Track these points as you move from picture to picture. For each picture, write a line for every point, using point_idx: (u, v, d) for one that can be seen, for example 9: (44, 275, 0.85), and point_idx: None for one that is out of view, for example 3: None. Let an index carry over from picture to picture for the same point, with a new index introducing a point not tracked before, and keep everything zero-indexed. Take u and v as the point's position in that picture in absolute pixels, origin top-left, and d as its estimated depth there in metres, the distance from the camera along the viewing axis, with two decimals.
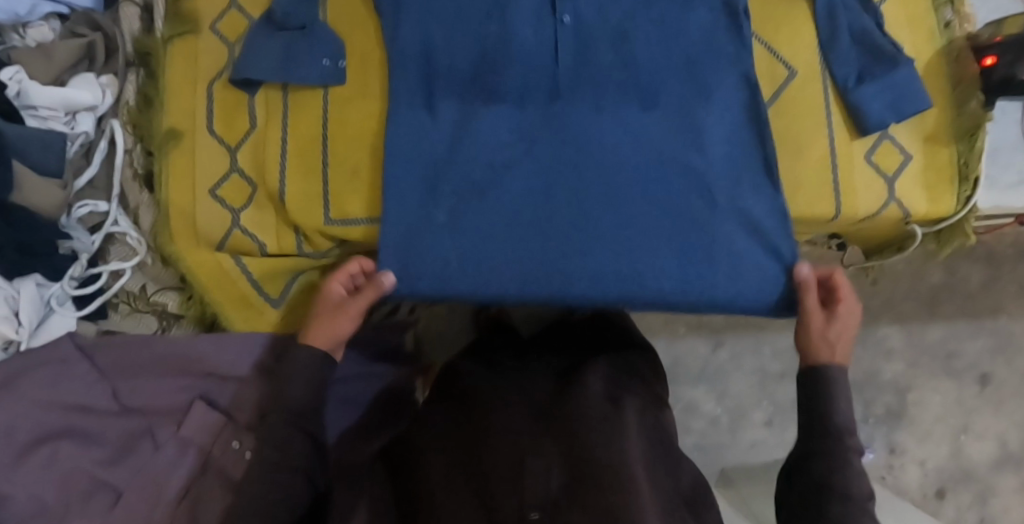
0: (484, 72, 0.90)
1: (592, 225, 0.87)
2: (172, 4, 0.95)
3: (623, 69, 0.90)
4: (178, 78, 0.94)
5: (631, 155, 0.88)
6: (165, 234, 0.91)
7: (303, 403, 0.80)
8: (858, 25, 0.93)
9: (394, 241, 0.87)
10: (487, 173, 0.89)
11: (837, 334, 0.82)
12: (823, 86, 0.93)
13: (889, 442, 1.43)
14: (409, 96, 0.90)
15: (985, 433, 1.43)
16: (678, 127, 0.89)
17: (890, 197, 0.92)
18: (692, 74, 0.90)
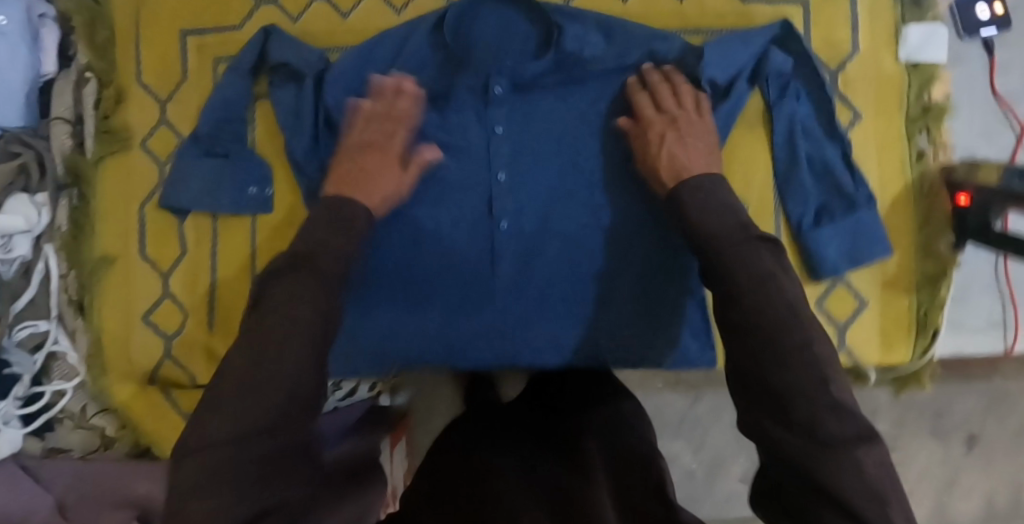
0: (415, 188, 0.89)
1: (505, 337, 0.89)
2: (101, 120, 0.93)
3: (553, 224, 0.89)
4: (109, 200, 0.92)
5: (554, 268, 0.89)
6: (100, 367, 0.91)
7: (307, 377, 0.55)
8: (819, 157, 0.86)
9: (344, 344, 0.90)
10: (413, 281, 0.90)
11: (681, 140, 0.78)
12: (776, 225, 0.87)
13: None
14: None
15: (972, 490, 1.07)
16: (600, 239, 0.89)
17: (841, 345, 0.87)
18: (622, 231, 0.89)
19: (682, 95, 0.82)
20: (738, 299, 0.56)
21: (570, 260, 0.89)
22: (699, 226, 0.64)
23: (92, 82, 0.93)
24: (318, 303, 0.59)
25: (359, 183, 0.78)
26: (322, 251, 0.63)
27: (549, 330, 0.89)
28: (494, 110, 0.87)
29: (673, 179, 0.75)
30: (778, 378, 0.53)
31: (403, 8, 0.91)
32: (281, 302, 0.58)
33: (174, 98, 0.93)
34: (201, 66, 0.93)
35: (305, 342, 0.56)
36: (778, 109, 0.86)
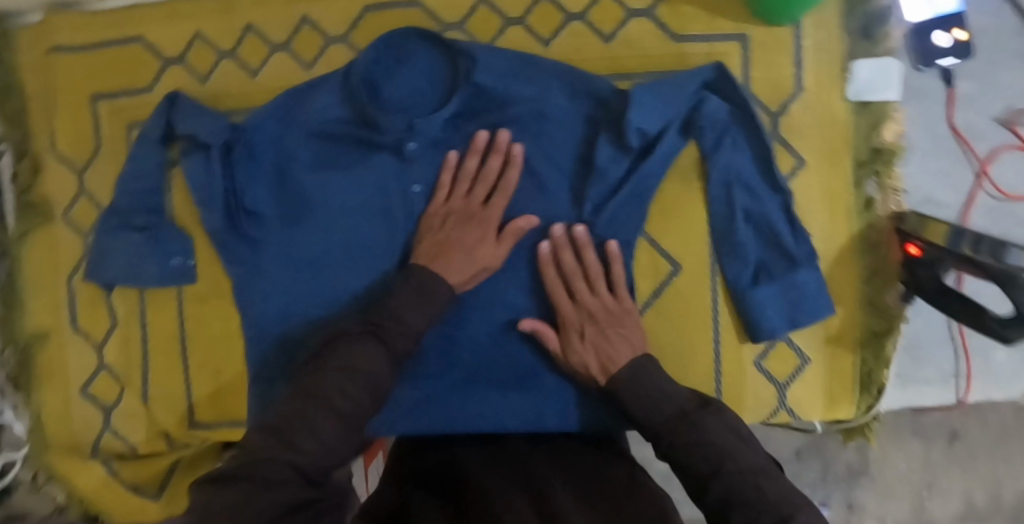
0: (335, 250, 0.84)
1: (438, 401, 0.83)
2: (22, 195, 0.91)
3: (476, 290, 0.83)
4: (38, 275, 0.91)
5: (492, 326, 0.83)
6: (43, 443, 0.92)
7: (363, 401, 0.60)
8: (757, 211, 0.81)
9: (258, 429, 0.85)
10: None
11: (603, 334, 0.74)
12: (713, 283, 0.82)
13: (845, 498, 0.97)
14: (264, 302, 0.85)
15: (949, 490, 0.96)
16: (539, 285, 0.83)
17: (781, 404, 0.83)
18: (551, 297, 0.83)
19: (592, 263, 0.78)
20: (664, 442, 0.60)
21: (508, 313, 0.83)
22: (635, 391, 0.66)
23: (7, 154, 0.91)
24: (380, 348, 0.64)
25: (452, 253, 0.77)
26: (387, 315, 0.69)
27: (484, 406, 0.83)
28: (414, 167, 0.83)
29: (604, 371, 0.72)
30: (703, 472, 0.56)
31: (313, 63, 0.85)
32: (351, 355, 0.62)
33: (91, 166, 0.90)
34: (115, 132, 0.90)
35: (369, 385, 0.61)
36: (713, 162, 0.81)
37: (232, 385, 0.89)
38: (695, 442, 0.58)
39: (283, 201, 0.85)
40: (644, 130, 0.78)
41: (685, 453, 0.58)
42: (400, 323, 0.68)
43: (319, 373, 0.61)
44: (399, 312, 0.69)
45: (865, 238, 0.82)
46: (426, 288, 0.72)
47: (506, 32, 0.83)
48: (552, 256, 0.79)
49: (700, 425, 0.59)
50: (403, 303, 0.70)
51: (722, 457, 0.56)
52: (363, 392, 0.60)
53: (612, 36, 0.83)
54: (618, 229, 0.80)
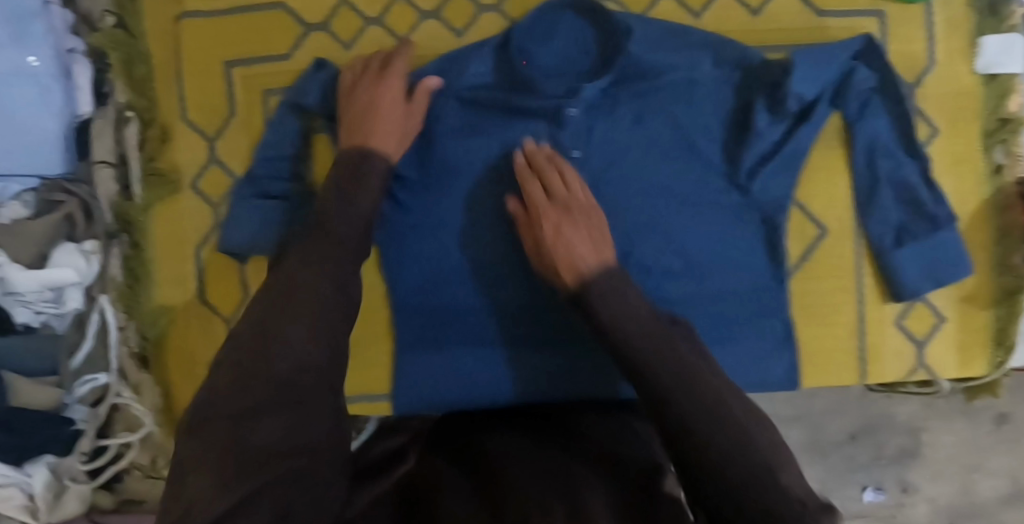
0: (493, 215, 0.84)
1: (597, 362, 0.84)
2: (148, 163, 0.88)
3: (632, 252, 0.84)
4: (164, 247, 0.88)
5: (652, 288, 0.85)
6: (168, 423, 0.88)
7: (288, 333, 0.59)
8: (899, 176, 0.84)
9: (406, 397, 0.86)
10: (501, 312, 0.85)
11: (570, 239, 0.74)
12: (856, 246, 0.86)
13: (898, 480, 1.06)
14: (419, 269, 0.85)
15: (998, 471, 1.05)
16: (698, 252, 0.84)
17: (919, 363, 0.87)
18: (704, 261, 0.84)
19: (571, 172, 0.79)
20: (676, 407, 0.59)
21: (664, 276, 0.85)
22: (645, 355, 0.63)
23: (133, 121, 0.88)
24: (325, 293, 0.62)
25: (375, 118, 0.77)
26: (294, 262, 0.64)
27: (563, 371, 0.85)
28: (572, 132, 0.83)
29: (572, 273, 0.73)
30: (696, 446, 0.57)
31: (466, 30, 0.85)
32: (305, 262, 0.64)
33: (223, 134, 0.88)
34: (249, 99, 0.87)
35: (319, 332, 0.60)
36: (859, 131, 0.84)
37: (370, 359, 0.87)
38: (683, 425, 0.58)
39: (433, 165, 0.84)
40: (801, 96, 0.81)
41: (679, 420, 0.58)
42: (324, 259, 0.65)
43: (280, 304, 0.60)
44: (315, 251, 0.65)
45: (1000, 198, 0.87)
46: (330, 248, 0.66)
47: (659, 5, 0.85)
48: (542, 154, 0.81)
49: (666, 399, 0.59)
50: (311, 255, 0.65)
51: (670, 391, 0.60)
52: (282, 304, 0.60)
53: (759, 10, 0.85)
54: (770, 194, 0.83)
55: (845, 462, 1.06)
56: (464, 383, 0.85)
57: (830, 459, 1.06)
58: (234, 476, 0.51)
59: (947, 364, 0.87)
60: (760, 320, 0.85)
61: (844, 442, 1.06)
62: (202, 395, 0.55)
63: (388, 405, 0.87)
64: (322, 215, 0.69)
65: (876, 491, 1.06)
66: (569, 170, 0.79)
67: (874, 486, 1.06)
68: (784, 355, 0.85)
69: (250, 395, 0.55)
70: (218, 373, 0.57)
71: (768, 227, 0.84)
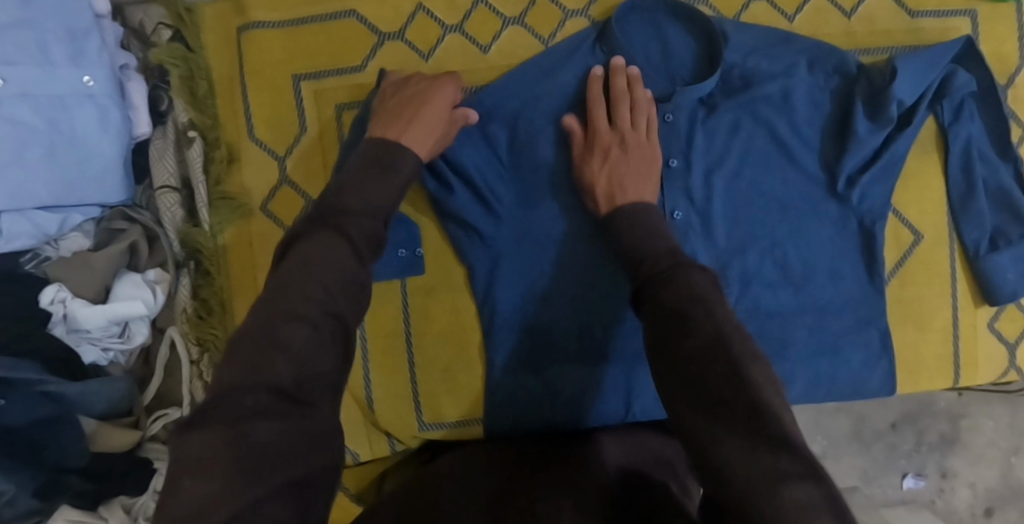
0: (589, 229, 0.81)
1: None
2: (214, 186, 0.82)
3: (732, 265, 0.82)
4: (236, 273, 0.83)
5: (752, 299, 0.83)
6: None
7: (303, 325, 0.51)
8: (994, 180, 0.84)
9: (502, 423, 0.82)
10: (600, 326, 0.81)
11: (625, 163, 0.74)
12: (951, 250, 0.85)
13: (937, 466, 1.06)
14: (514, 288, 0.81)
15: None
16: (795, 261, 0.82)
17: (1010, 365, 0.86)
18: (804, 270, 0.83)
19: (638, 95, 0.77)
20: (678, 345, 0.51)
21: (765, 285, 0.83)
22: (696, 287, 0.54)
23: (196, 141, 0.82)
24: (331, 302, 0.54)
25: (411, 123, 0.72)
26: (299, 258, 0.55)
27: (633, 386, 0.82)
28: (670, 141, 0.80)
29: (608, 199, 0.72)
30: (717, 392, 0.48)
31: (552, 36, 0.82)
32: (316, 252, 0.55)
33: (294, 152, 0.83)
34: (322, 114, 0.82)
35: (322, 346, 0.51)
36: (954, 133, 0.83)
37: (462, 384, 0.84)
38: (694, 371, 0.49)
39: (526, 179, 0.80)
40: (901, 100, 0.79)
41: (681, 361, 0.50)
42: (333, 261, 0.55)
43: (279, 293, 0.52)
44: (328, 245, 0.56)
45: None
46: (334, 243, 0.56)
47: (750, 8, 0.83)
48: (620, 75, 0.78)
49: (712, 329, 0.50)
50: (326, 252, 0.55)
51: (689, 304, 0.52)
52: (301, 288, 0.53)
53: (854, 11, 0.83)
54: (868, 203, 0.82)
55: (888, 451, 1.07)
56: (567, 404, 0.81)
57: (874, 447, 1.06)
58: (237, 487, 0.43)
59: None
60: (859, 328, 0.83)
61: (885, 431, 1.06)
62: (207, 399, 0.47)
63: (481, 430, 0.84)
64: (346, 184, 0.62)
65: (916, 477, 1.06)
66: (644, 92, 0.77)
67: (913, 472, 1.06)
68: (881, 362, 0.84)
69: (264, 374, 0.48)
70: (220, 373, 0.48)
71: (866, 234, 0.83)
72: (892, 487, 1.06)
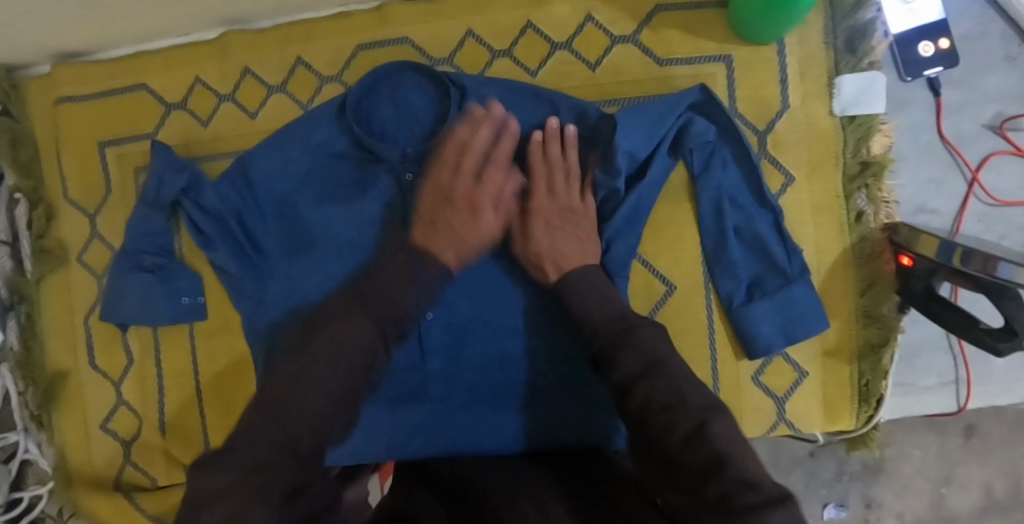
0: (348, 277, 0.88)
1: (438, 412, 0.88)
2: (37, 241, 0.94)
3: (478, 317, 0.87)
4: (55, 318, 0.95)
5: (492, 345, 0.87)
6: (66, 479, 0.95)
7: (348, 378, 0.68)
8: (747, 228, 0.82)
9: None
10: None
11: (462, 230, 0.80)
12: (708, 300, 0.84)
13: (861, 497, 0.94)
14: (281, 330, 0.89)
15: (969, 483, 0.93)
16: (533, 309, 0.87)
17: (779, 418, 0.84)
18: (546, 316, 0.87)
19: (485, 128, 0.82)
20: (639, 391, 0.61)
21: (510, 331, 0.87)
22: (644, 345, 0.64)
23: (21, 203, 0.94)
24: (351, 362, 0.69)
25: (445, 235, 0.79)
26: (326, 340, 0.68)
27: (387, 421, 0.88)
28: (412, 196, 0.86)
29: (555, 269, 0.78)
30: (662, 425, 0.59)
31: (310, 101, 0.89)
32: (343, 336, 0.69)
33: (102, 210, 0.94)
34: (123, 176, 0.93)
35: (332, 399, 0.66)
36: (703, 182, 0.82)
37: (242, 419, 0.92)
38: (665, 403, 0.60)
39: (289, 232, 0.89)
40: (632, 154, 0.80)
41: (659, 418, 0.59)
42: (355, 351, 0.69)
43: (299, 370, 0.66)
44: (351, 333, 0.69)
45: (863, 242, 0.82)
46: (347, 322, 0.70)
47: (494, 64, 0.86)
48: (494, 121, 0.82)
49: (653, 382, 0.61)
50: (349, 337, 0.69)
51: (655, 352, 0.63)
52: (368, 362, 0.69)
53: (598, 64, 0.85)
54: (614, 254, 0.82)
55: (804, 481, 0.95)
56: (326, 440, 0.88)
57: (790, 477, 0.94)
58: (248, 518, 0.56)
59: (808, 413, 0.84)
60: None
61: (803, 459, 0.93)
62: (236, 444, 0.61)
63: None
64: (373, 282, 0.74)
65: (837, 508, 0.94)
66: (496, 114, 0.81)
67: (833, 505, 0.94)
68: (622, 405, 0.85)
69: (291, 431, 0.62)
70: (248, 425, 0.62)
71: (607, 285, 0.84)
72: (811, 519, 0.94)
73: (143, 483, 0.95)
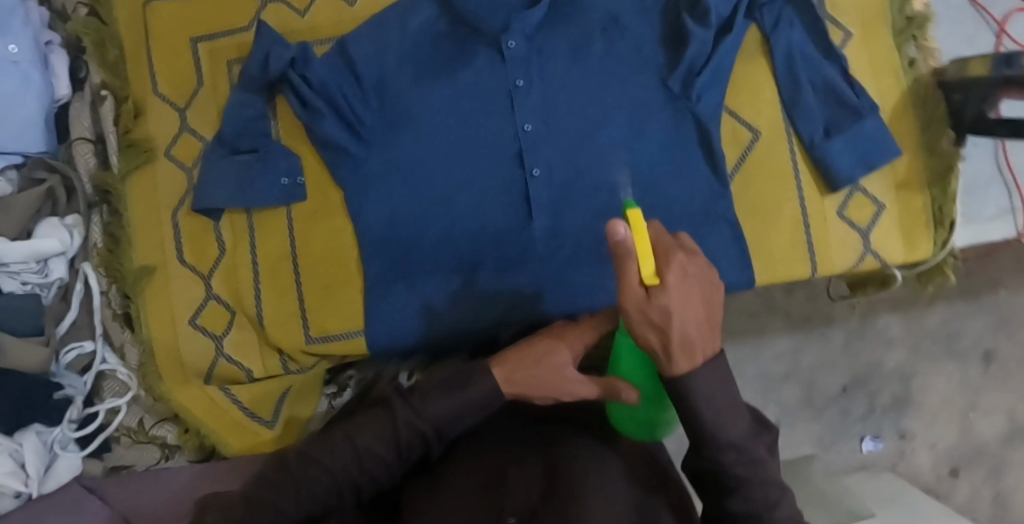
0: (447, 147, 0.91)
1: (541, 275, 0.91)
2: (123, 136, 0.94)
3: (583, 175, 0.90)
4: (140, 213, 0.93)
5: (591, 202, 0.90)
6: (156, 371, 0.93)
7: (383, 454, 0.65)
8: (820, 76, 0.90)
9: (374, 334, 0.91)
10: (449, 230, 0.91)
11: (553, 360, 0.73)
12: (790, 146, 0.91)
13: (896, 428, 1.34)
14: (391, 201, 0.91)
15: (992, 410, 1.32)
16: (629, 163, 0.90)
17: (866, 249, 0.92)
18: (643, 172, 0.90)
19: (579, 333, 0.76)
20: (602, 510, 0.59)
21: (601, 187, 0.90)
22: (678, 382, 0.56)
23: (108, 99, 0.95)
24: (378, 434, 0.66)
25: (532, 365, 0.72)
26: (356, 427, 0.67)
27: (495, 286, 0.91)
28: (513, 65, 0.90)
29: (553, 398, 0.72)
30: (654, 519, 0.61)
31: None
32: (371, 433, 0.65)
33: (192, 104, 0.94)
34: (215, 69, 0.94)
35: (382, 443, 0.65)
36: (777, 38, 0.90)
37: (345, 300, 0.92)
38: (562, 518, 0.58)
39: (389, 110, 0.91)
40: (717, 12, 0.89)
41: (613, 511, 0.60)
42: (377, 441, 0.65)
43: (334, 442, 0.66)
44: (371, 421, 0.67)
45: (917, 82, 0.92)
46: (544, 345, 0.75)
47: None
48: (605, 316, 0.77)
49: (671, 375, 0.56)
50: (372, 427, 0.66)
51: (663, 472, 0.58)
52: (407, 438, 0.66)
53: None
54: (705, 103, 0.89)
55: (843, 416, 1.34)
56: (438, 309, 0.91)
57: (831, 412, 1.34)
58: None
59: (891, 242, 0.92)
60: (709, 222, 0.90)
61: (840, 392, 1.34)
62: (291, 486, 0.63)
63: (363, 340, 0.91)
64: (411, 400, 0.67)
65: (874, 440, 1.34)
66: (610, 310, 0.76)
67: (874, 435, 1.34)
68: (725, 251, 0.90)
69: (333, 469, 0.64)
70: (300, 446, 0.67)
71: (702, 136, 0.90)
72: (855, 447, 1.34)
73: (236, 376, 0.93)
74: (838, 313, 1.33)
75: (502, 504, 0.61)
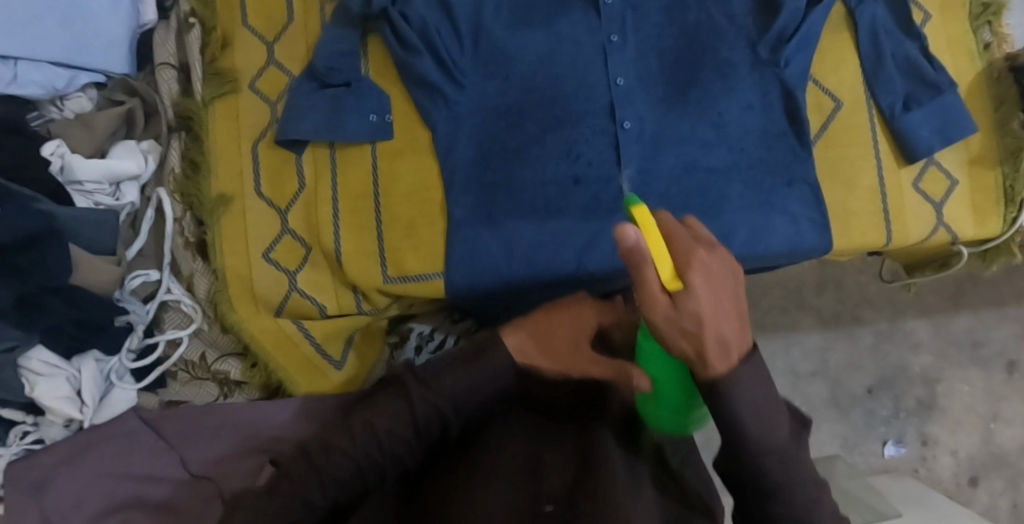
0: (536, 94, 0.91)
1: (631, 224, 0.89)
2: (210, 64, 0.94)
3: (671, 130, 0.91)
4: (221, 141, 0.93)
5: (677, 158, 0.91)
6: (228, 301, 0.90)
7: (401, 436, 0.63)
8: (901, 53, 0.93)
9: (456, 275, 0.89)
10: (537, 172, 0.90)
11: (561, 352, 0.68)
12: (870, 115, 0.93)
13: (918, 433, 1.28)
14: (482, 143, 0.91)
15: (1013, 418, 1.28)
16: (714, 121, 0.91)
17: (939, 222, 0.94)
18: (729, 130, 0.91)
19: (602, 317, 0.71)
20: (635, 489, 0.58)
21: (685, 143, 0.91)
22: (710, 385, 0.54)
23: (196, 27, 0.94)
24: (394, 417, 0.63)
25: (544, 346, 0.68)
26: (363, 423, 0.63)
27: (578, 235, 0.89)
28: (608, 20, 0.91)
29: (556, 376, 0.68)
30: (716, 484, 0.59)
31: None
32: (386, 414, 0.63)
33: (281, 38, 0.94)
34: (307, 7, 0.95)
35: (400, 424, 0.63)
36: (862, 12, 0.93)
37: (426, 240, 0.90)
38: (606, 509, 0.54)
39: (481, 55, 0.91)
40: None
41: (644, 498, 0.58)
42: (394, 425, 0.62)
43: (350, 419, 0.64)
44: (389, 403, 0.64)
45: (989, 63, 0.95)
46: (558, 320, 0.70)
47: None
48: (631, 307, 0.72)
49: (710, 379, 0.54)
50: (391, 410, 0.63)
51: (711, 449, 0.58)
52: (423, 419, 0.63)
53: None
54: (792, 68, 0.91)
55: (868, 416, 1.29)
56: (517, 255, 0.89)
57: (856, 412, 1.29)
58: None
59: (964, 216, 0.94)
60: (789, 185, 0.91)
61: (864, 393, 1.29)
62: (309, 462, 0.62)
63: (441, 283, 0.90)
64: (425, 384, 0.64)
65: (897, 445, 1.28)
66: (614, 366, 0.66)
67: (897, 439, 1.28)
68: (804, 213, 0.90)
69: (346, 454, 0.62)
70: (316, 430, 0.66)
71: (787, 101, 0.91)
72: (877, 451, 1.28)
73: (304, 312, 0.92)
74: (876, 311, 1.31)
75: (540, 486, 0.59)
